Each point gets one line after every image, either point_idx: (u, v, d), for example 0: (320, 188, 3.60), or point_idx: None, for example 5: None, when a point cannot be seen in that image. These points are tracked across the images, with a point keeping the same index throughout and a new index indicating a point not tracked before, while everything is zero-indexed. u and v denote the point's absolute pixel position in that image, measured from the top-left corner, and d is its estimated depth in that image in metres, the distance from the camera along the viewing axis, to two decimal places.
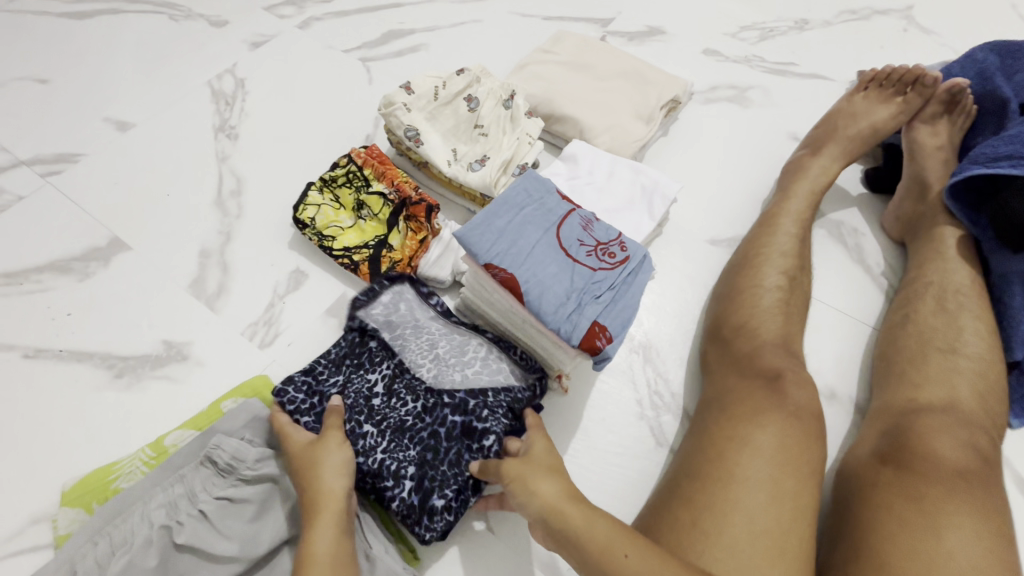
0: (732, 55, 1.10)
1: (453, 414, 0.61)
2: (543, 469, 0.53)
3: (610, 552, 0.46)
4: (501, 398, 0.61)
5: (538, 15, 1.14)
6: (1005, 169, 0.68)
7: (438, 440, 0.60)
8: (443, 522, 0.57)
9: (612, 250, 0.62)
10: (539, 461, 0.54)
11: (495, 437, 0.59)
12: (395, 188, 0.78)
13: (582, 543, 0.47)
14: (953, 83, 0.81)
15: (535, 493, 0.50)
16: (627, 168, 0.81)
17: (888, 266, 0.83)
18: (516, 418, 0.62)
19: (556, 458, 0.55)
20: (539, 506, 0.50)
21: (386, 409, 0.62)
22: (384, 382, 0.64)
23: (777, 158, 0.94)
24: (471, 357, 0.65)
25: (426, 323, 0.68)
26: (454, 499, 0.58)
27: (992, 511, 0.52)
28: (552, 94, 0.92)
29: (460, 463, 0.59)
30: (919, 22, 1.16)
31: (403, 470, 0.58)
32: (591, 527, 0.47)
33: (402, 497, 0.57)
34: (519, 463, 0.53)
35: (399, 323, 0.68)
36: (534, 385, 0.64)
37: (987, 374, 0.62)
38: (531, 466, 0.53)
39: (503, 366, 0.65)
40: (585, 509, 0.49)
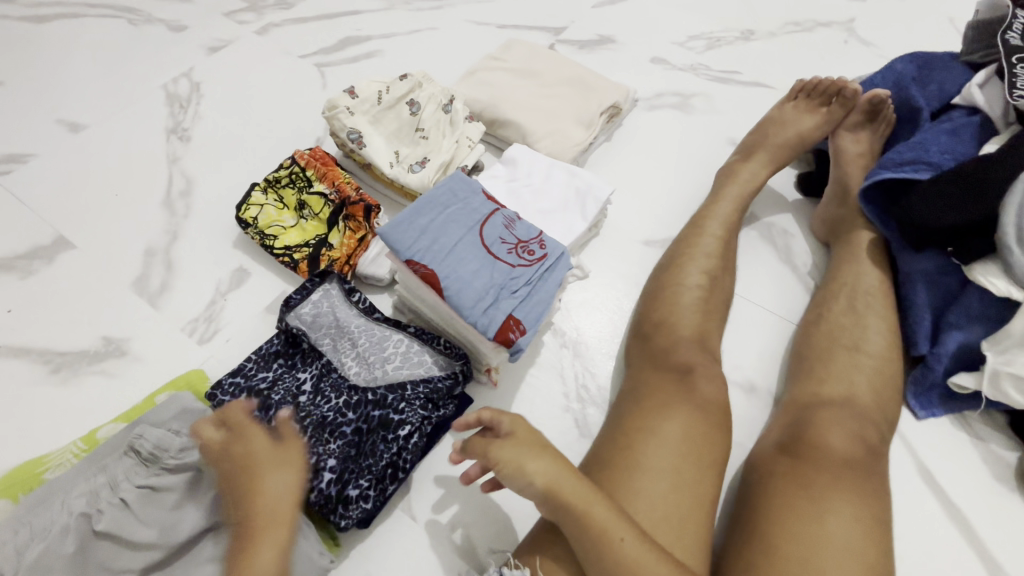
0: (678, 63, 1.14)
1: (374, 409, 0.63)
2: (534, 448, 0.54)
3: (607, 533, 0.49)
4: (419, 390, 0.64)
5: (493, 23, 1.17)
6: (908, 173, 0.72)
7: (359, 434, 0.62)
8: (359, 509, 0.59)
9: (531, 248, 0.65)
10: (526, 439, 0.54)
11: (411, 428, 0.62)
12: (336, 188, 0.81)
13: (581, 521, 0.50)
14: (873, 95, 0.82)
15: (533, 475, 0.52)
16: (563, 171, 0.84)
17: (814, 265, 0.86)
18: (437, 408, 0.65)
19: (537, 435, 0.56)
20: (537, 486, 0.52)
21: (310, 406, 0.64)
22: (312, 381, 0.66)
23: (714, 163, 0.98)
24: (392, 353, 0.67)
25: (348, 322, 0.69)
26: (371, 488, 0.60)
27: (875, 496, 0.55)
28: (497, 100, 0.95)
29: (377, 454, 0.61)
30: (859, 34, 1.21)
31: (322, 463, 0.59)
32: (587, 511, 0.50)
33: (320, 488, 0.58)
34: (509, 448, 0.54)
35: (323, 323, 0.69)
36: (456, 373, 0.66)
37: (885, 368, 0.65)
38: (522, 446, 0.54)
39: (424, 359, 0.67)
40: (579, 488, 0.51)
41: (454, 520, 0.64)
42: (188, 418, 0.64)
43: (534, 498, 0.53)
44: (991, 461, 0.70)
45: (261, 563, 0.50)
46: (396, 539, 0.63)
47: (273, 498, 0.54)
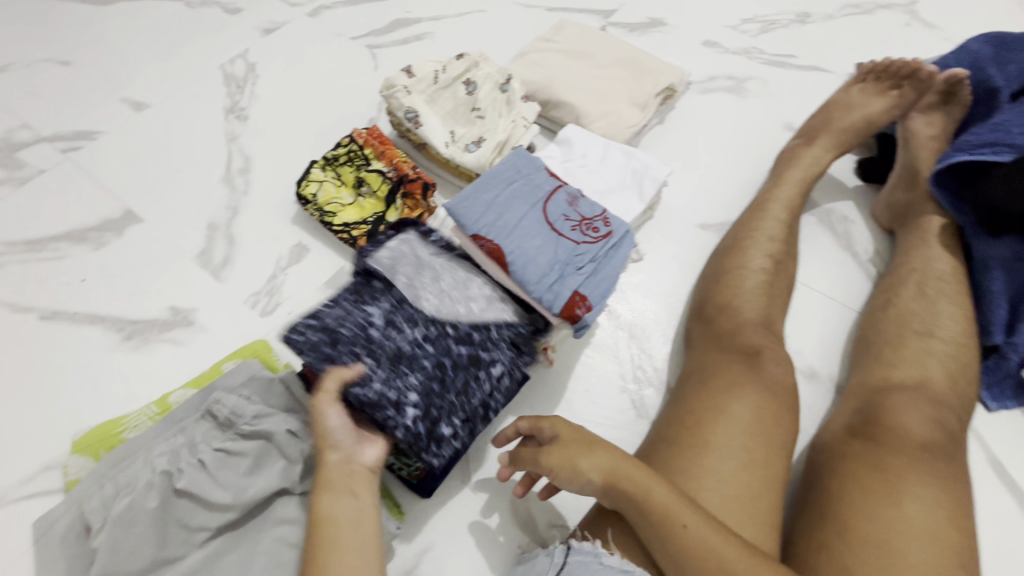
0: (732, 46, 1.11)
1: (459, 346, 0.62)
2: (583, 445, 0.53)
3: (668, 519, 0.48)
4: (505, 333, 0.64)
5: (541, 6, 1.16)
6: (988, 155, 0.69)
7: (444, 371, 0.60)
8: (450, 448, 0.59)
9: (596, 226, 0.65)
10: (572, 439, 0.54)
11: (503, 368, 0.62)
12: (394, 166, 0.81)
13: (647, 506, 0.49)
14: (952, 74, 0.80)
15: (588, 472, 0.52)
16: (620, 152, 0.83)
17: (876, 253, 0.84)
18: (520, 352, 0.65)
19: (582, 429, 0.55)
20: (595, 482, 0.52)
21: (383, 339, 0.60)
22: (383, 314, 0.62)
23: (771, 147, 0.96)
24: (475, 293, 0.66)
25: (426, 261, 0.67)
26: (462, 427, 0.60)
27: (954, 482, 0.53)
28: (550, 81, 0.95)
29: (469, 392, 0.60)
30: (922, 17, 1.16)
31: (405, 398, 0.57)
32: (648, 490, 0.49)
33: (406, 426, 0.57)
34: (559, 452, 0.53)
35: (402, 262, 0.65)
36: (534, 321, 0.66)
37: (960, 357, 0.63)
38: (569, 445, 0.53)
39: (506, 305, 0.66)
40: (639, 473, 0.50)
41: (512, 496, 0.65)
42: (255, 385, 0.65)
43: (595, 494, 0.52)
44: None
45: (321, 516, 0.54)
46: (457, 510, 0.64)
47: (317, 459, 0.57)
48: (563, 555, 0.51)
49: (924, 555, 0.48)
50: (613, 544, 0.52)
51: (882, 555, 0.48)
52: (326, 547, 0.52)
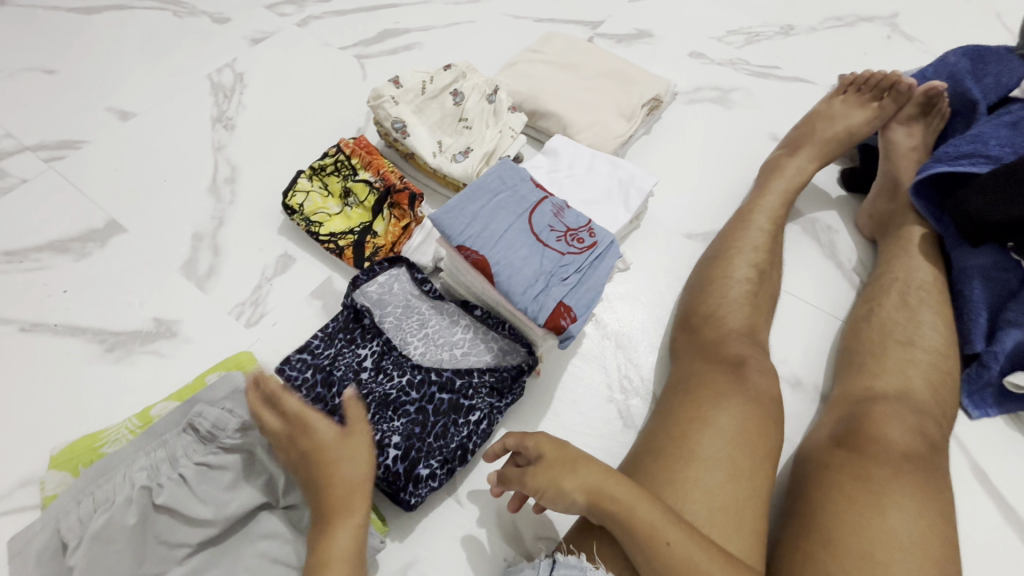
0: (717, 57, 1.13)
1: (441, 392, 0.64)
2: (566, 464, 0.53)
3: (652, 537, 0.48)
4: (485, 379, 0.65)
5: (530, 17, 1.17)
6: (965, 167, 0.70)
7: (426, 415, 0.63)
8: (427, 488, 0.60)
9: (581, 236, 0.65)
10: (556, 458, 0.54)
11: (481, 413, 0.64)
12: (381, 176, 0.81)
13: (630, 522, 0.49)
14: (930, 86, 0.81)
15: (572, 492, 0.52)
16: (606, 162, 0.84)
17: (860, 261, 0.85)
18: (502, 396, 0.66)
19: (567, 446, 0.55)
20: (580, 502, 0.51)
21: (372, 383, 0.65)
22: (373, 358, 0.67)
23: (755, 157, 0.97)
24: (459, 338, 0.68)
25: (414, 303, 0.71)
26: (440, 469, 0.61)
27: (937, 493, 0.53)
28: (537, 92, 0.96)
29: (446, 437, 0.62)
30: (903, 29, 1.19)
31: (387, 439, 0.61)
32: (632, 510, 0.49)
33: (387, 464, 0.60)
34: (543, 474, 0.53)
35: (390, 302, 0.70)
36: (522, 362, 0.67)
37: (941, 365, 0.63)
38: (553, 466, 0.53)
39: (490, 346, 0.68)
40: (622, 492, 0.50)
41: (499, 509, 0.65)
42: (239, 399, 0.64)
43: (580, 513, 0.52)
44: None
45: (341, 548, 0.52)
46: (443, 523, 0.64)
47: (346, 481, 0.55)
48: (548, 569, 0.51)
49: (907, 567, 0.48)
50: (598, 557, 0.52)
51: (866, 565, 0.48)
52: None
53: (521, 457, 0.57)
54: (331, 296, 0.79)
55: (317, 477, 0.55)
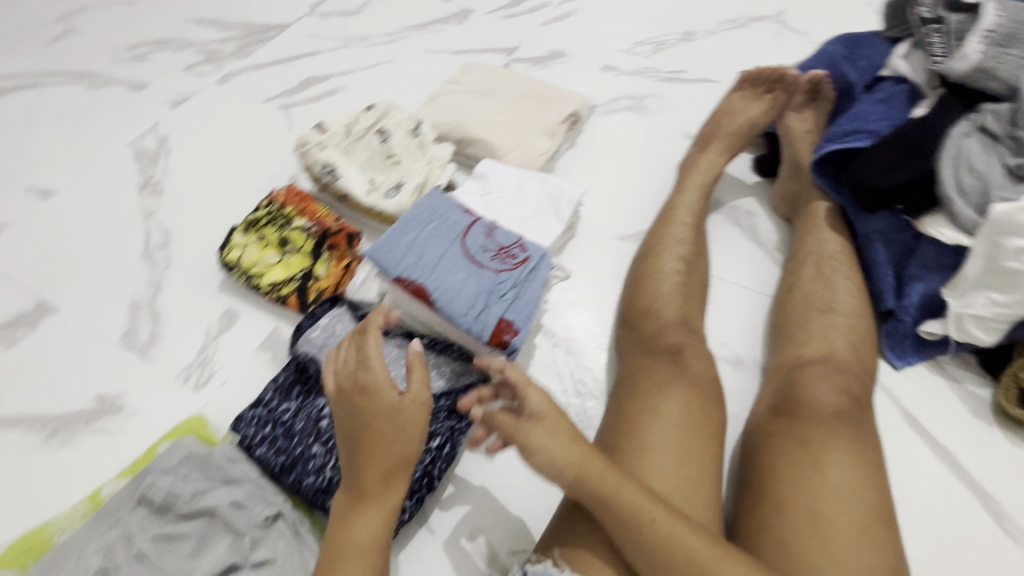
0: (628, 68, 1.20)
1: None
2: (562, 432, 0.55)
3: (636, 516, 0.50)
4: (442, 403, 0.67)
5: (447, 51, 1.23)
6: (852, 143, 0.78)
7: None
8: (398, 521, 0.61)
9: (513, 252, 0.68)
10: (554, 422, 0.55)
11: (442, 438, 0.65)
12: (316, 222, 0.84)
13: (614, 507, 0.51)
14: (812, 76, 0.89)
15: (562, 465, 0.53)
16: (534, 179, 0.89)
17: (781, 240, 0.91)
18: (461, 417, 0.67)
19: (565, 416, 0.56)
20: (568, 476, 0.53)
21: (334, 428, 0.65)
22: None
23: (674, 157, 1.03)
24: None
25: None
26: (409, 500, 0.62)
27: (866, 446, 0.57)
28: (460, 121, 0.99)
29: None
30: (790, 25, 1.29)
31: None
32: (617, 492, 0.51)
33: None
34: (539, 432, 0.55)
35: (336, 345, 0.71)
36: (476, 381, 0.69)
37: (859, 326, 0.69)
38: (549, 429, 0.55)
39: (443, 370, 0.69)
40: (608, 476, 0.52)
41: (473, 526, 0.65)
42: (193, 463, 0.63)
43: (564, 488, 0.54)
44: (967, 400, 0.74)
45: (361, 532, 0.53)
46: (418, 555, 0.64)
47: (385, 462, 0.55)
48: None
49: (849, 519, 0.51)
50: (563, 560, 0.53)
51: (812, 523, 0.52)
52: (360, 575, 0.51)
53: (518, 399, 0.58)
54: (279, 346, 0.78)
55: (361, 452, 0.55)
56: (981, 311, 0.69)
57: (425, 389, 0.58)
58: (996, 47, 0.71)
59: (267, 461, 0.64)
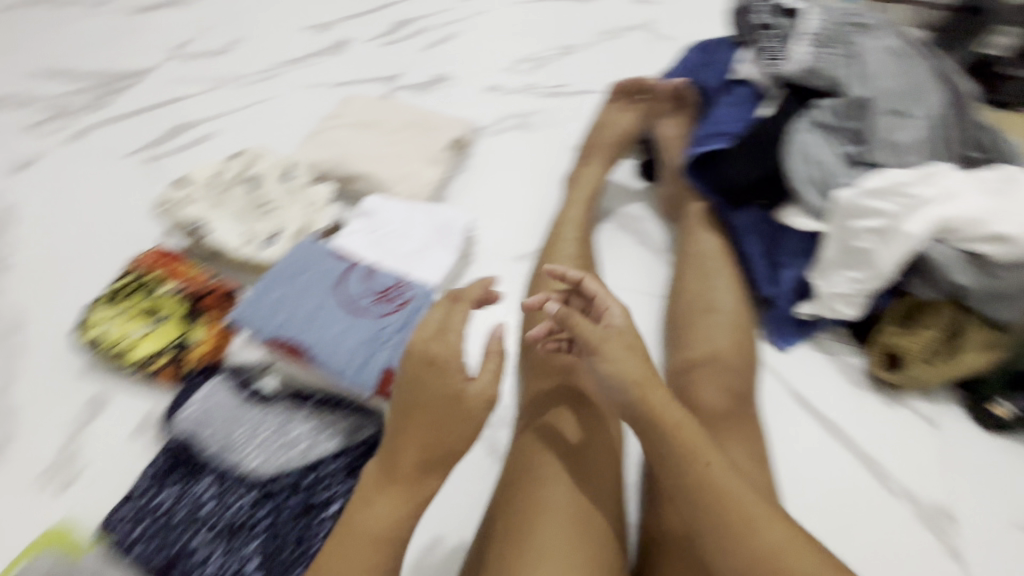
0: (511, 86, 1.22)
1: (292, 496, 0.60)
2: (632, 352, 0.58)
3: (694, 458, 0.52)
4: (338, 463, 0.62)
5: (326, 84, 1.19)
6: (715, 145, 0.82)
7: (280, 526, 0.58)
8: None
9: (394, 295, 0.66)
10: (621, 343, 0.58)
11: (342, 502, 0.60)
12: (186, 283, 0.78)
13: (676, 444, 0.53)
14: (671, 85, 0.94)
15: (628, 380, 0.56)
16: (422, 211, 0.87)
17: (669, 240, 0.94)
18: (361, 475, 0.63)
19: (639, 345, 0.59)
20: (630, 394, 0.56)
21: (217, 512, 0.59)
22: (214, 486, 0.61)
23: (562, 171, 1.05)
24: (299, 433, 0.64)
25: (238, 412, 0.65)
26: None
27: (748, 443, 0.60)
28: (341, 157, 0.96)
29: (306, 540, 0.58)
30: (661, 32, 1.36)
31: (245, 567, 0.56)
32: (677, 429, 0.54)
33: None
34: (614, 346, 0.58)
35: (213, 419, 0.64)
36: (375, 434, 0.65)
37: (739, 321, 0.72)
38: (617, 346, 0.58)
39: (335, 428, 0.64)
40: (672, 415, 0.55)
41: None
42: None
43: (620, 404, 0.58)
44: (843, 370, 0.80)
45: (377, 516, 0.52)
46: None
47: (434, 447, 0.54)
48: None
49: None
50: None
51: None
52: (362, 556, 0.51)
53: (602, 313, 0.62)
54: (157, 426, 0.71)
55: (405, 423, 0.54)
56: (845, 289, 0.74)
57: (492, 385, 0.56)
58: (819, 48, 0.79)
59: (147, 561, 0.58)
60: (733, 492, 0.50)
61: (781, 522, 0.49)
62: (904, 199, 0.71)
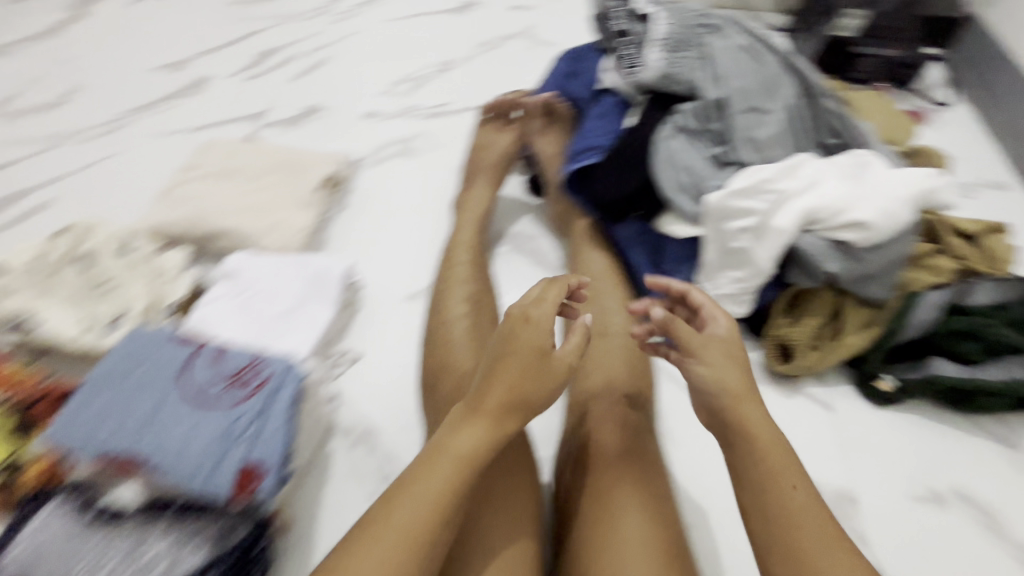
0: (390, 111, 1.15)
1: None
2: (729, 358, 0.57)
3: (777, 481, 0.49)
4: None
5: (183, 129, 1.08)
6: (586, 159, 0.80)
7: None
8: None
9: (248, 377, 0.59)
10: (723, 350, 0.57)
11: None
12: (11, 392, 0.66)
13: (754, 460, 0.51)
14: (543, 99, 0.93)
15: (718, 379, 0.55)
16: (292, 263, 0.80)
17: (565, 256, 0.92)
18: None
19: (739, 354, 0.58)
20: (717, 398, 0.55)
21: None
22: None
23: (450, 196, 1.00)
24: (155, 553, 0.51)
25: (77, 544, 0.51)
26: None
27: (650, 479, 0.58)
28: (198, 213, 0.86)
29: None
30: (540, 38, 1.34)
31: None
32: (757, 443, 0.51)
33: None
34: (714, 346, 0.57)
35: (39, 561, 0.50)
36: (253, 531, 0.53)
37: (633, 341, 0.70)
38: (715, 351, 0.57)
39: (201, 536, 0.51)
40: (757, 427, 0.52)
41: None
42: None
43: (701, 407, 0.57)
44: None
45: (456, 447, 0.50)
46: None
47: (521, 390, 0.53)
48: None
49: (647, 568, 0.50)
50: None
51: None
52: (432, 490, 0.48)
53: (702, 322, 0.62)
54: None
55: (505, 354, 0.54)
56: (729, 289, 0.73)
57: (574, 354, 0.58)
58: (673, 53, 0.80)
59: None
60: (788, 498, 0.48)
61: (817, 515, 0.48)
62: (770, 196, 0.72)
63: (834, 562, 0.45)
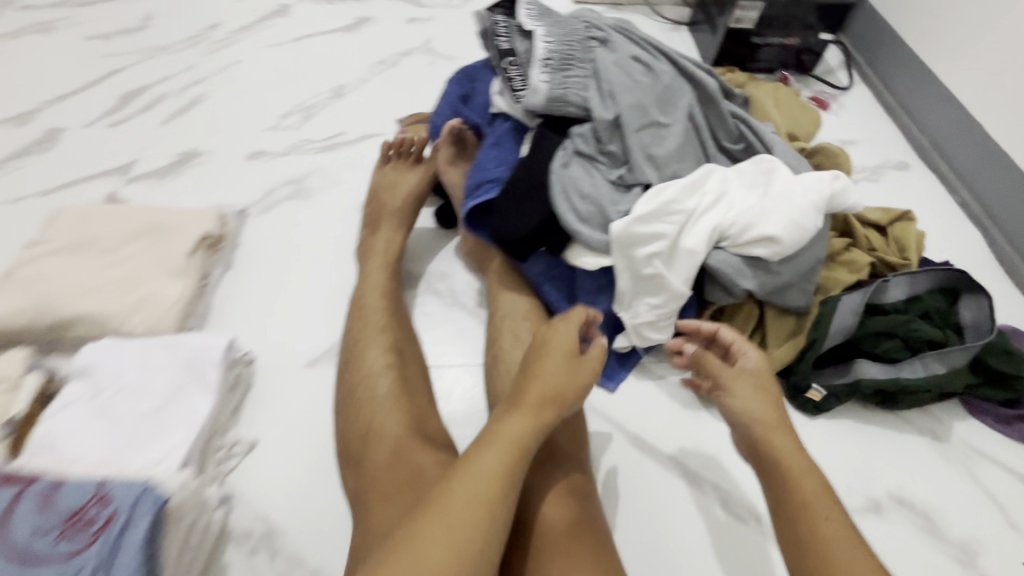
0: (278, 148, 1.05)
1: None
2: (761, 388, 0.60)
3: (812, 511, 0.50)
4: None
5: (32, 195, 0.94)
6: (481, 196, 0.73)
7: None
8: None
9: (90, 516, 0.51)
10: (757, 381, 0.61)
11: None
12: None
13: (787, 486, 0.52)
14: (450, 126, 0.83)
15: (749, 411, 0.58)
16: (161, 347, 0.69)
17: (481, 293, 0.85)
18: None
19: (770, 386, 0.61)
20: (752, 430, 0.57)
21: None
22: None
23: (352, 240, 0.92)
24: None
25: None
26: None
27: (603, 553, 0.53)
28: (45, 300, 0.74)
29: None
30: (440, 52, 1.26)
31: None
32: (794, 476, 0.52)
33: None
34: (742, 381, 0.61)
35: None
36: None
37: None
38: (745, 382, 0.61)
39: None
40: (792, 460, 0.53)
41: None
42: None
43: (741, 442, 0.59)
44: (673, 393, 0.76)
45: (505, 435, 0.51)
46: None
47: (556, 387, 0.54)
48: None
49: None
50: None
51: None
52: (472, 493, 0.46)
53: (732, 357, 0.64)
54: None
55: (540, 355, 0.57)
56: (648, 317, 0.69)
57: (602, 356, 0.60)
58: (555, 75, 0.74)
59: None
60: (812, 503, 0.50)
61: (840, 522, 0.49)
62: (677, 217, 0.67)
63: (859, 562, 0.46)
